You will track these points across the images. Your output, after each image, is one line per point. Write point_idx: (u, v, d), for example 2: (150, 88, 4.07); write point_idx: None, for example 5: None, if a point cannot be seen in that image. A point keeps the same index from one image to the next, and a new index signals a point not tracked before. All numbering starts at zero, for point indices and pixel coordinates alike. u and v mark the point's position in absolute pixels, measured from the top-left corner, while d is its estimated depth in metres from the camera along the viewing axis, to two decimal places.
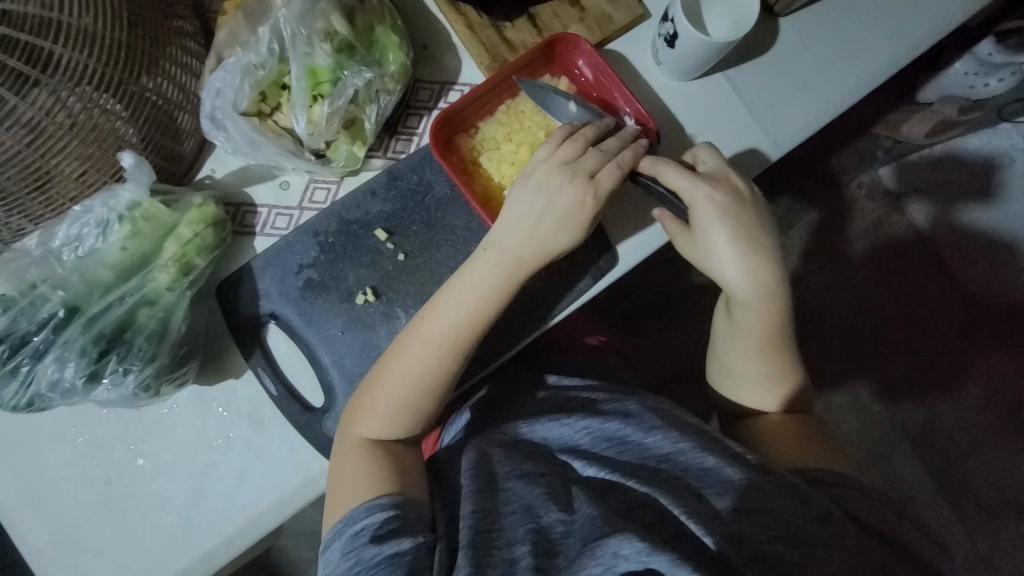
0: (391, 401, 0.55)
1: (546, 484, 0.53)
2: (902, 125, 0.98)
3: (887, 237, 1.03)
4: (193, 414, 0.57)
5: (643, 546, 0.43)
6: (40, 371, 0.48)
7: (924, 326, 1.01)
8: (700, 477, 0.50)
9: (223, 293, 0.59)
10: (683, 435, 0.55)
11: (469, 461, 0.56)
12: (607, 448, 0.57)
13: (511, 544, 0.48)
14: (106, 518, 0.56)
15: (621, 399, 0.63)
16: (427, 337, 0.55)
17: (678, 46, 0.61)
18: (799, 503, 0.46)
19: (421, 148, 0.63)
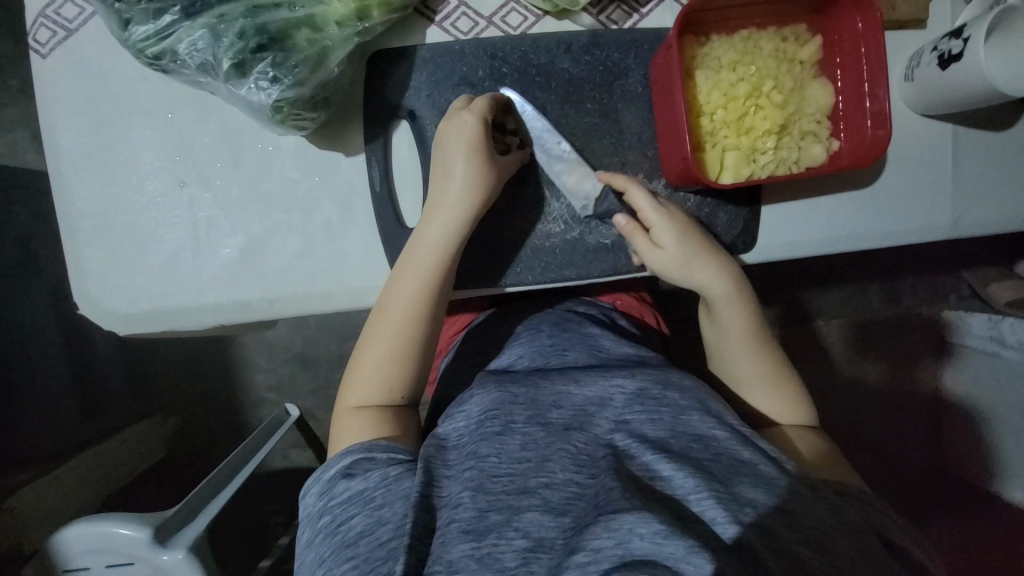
0: (397, 311, 0.54)
1: (567, 442, 0.52)
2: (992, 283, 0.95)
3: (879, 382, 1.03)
4: (288, 166, 0.53)
5: (660, 529, 0.42)
6: (189, 30, 0.42)
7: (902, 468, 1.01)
8: (735, 465, 0.49)
9: (377, 62, 0.53)
10: (719, 421, 0.53)
11: (487, 400, 0.55)
12: (638, 412, 0.54)
13: (520, 493, 0.48)
14: (161, 217, 0.53)
15: (665, 369, 0.59)
16: (426, 240, 0.52)
17: (952, 70, 0.55)
18: (827, 511, 0.47)
19: (638, 29, 0.56)
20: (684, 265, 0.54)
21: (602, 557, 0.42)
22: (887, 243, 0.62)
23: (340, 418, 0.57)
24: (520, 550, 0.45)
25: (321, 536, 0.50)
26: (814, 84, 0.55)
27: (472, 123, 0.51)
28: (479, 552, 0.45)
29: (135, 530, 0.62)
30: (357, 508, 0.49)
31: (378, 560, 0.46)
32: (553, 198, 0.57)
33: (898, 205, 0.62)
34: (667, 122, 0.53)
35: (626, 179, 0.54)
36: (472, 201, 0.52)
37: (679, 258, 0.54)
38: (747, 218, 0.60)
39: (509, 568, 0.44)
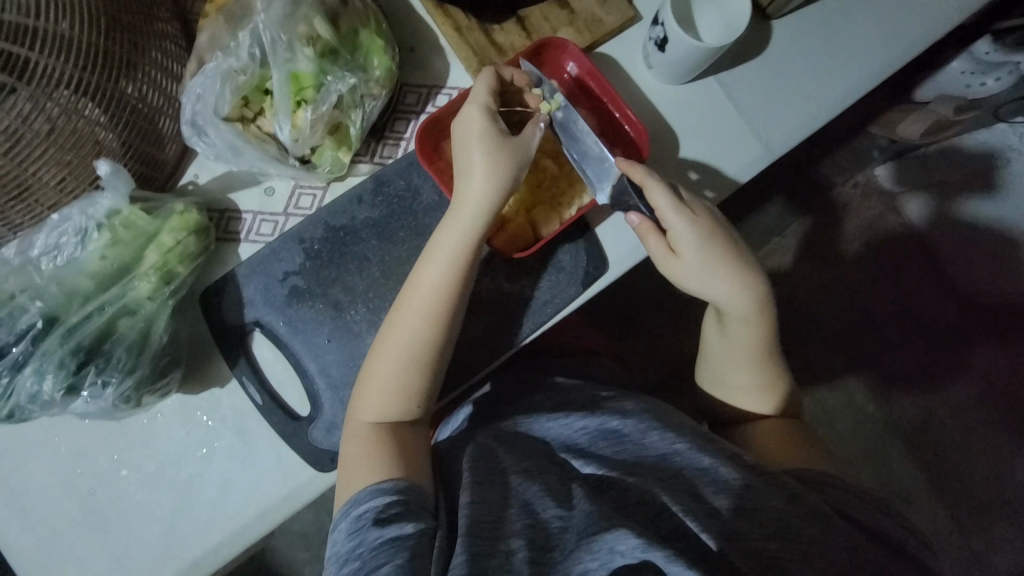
0: (387, 381, 0.55)
1: (544, 481, 0.53)
2: (898, 125, 0.95)
3: (883, 237, 1.03)
4: (176, 424, 0.57)
5: (638, 542, 0.44)
6: (19, 383, 0.47)
7: (919, 327, 1.01)
8: (698, 476, 0.50)
9: (207, 301, 0.58)
10: (677, 434, 0.55)
11: (468, 457, 0.56)
12: (602, 445, 0.57)
13: (508, 537, 0.47)
14: (90, 529, 0.55)
15: (620, 401, 0.62)
16: (412, 303, 0.55)
17: (668, 51, 0.61)
18: (786, 494, 0.48)
19: (409, 153, 0.62)
20: (699, 278, 0.57)
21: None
22: (720, 195, 0.66)
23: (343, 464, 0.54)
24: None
25: None
26: None
27: (478, 124, 0.55)
28: None
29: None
30: (387, 558, 0.45)
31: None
32: None
33: (710, 161, 0.66)
34: None
35: (644, 174, 0.55)
36: (461, 248, 0.55)
37: (702, 260, 0.57)
38: (588, 245, 0.62)
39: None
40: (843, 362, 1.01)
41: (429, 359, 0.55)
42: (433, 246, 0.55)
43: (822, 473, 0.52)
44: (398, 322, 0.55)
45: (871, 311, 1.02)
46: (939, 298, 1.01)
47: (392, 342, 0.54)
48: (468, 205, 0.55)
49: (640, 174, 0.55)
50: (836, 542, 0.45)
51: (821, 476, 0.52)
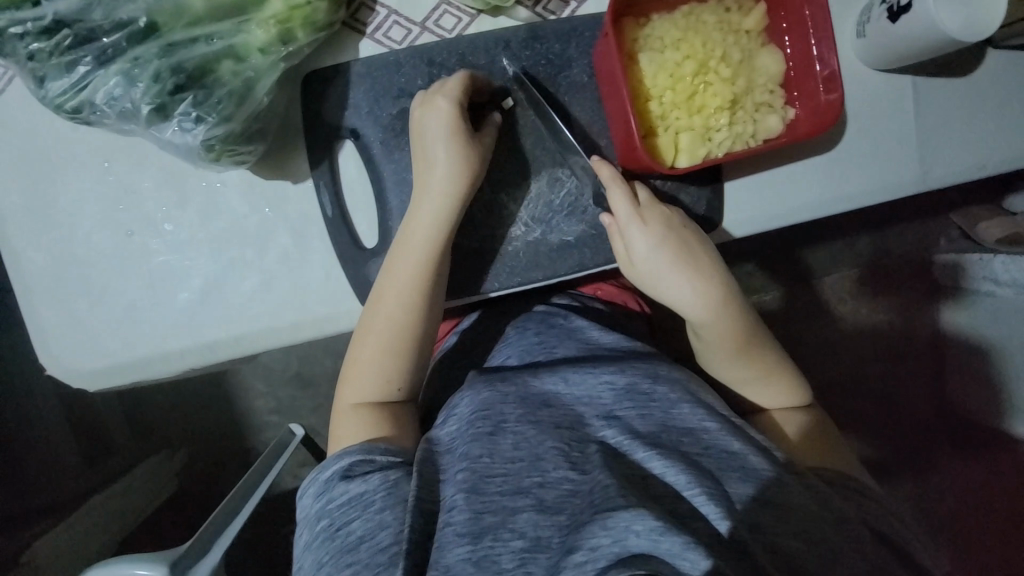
0: (384, 319, 0.52)
1: (556, 436, 0.49)
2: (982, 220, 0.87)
3: (905, 326, 1.00)
4: (237, 201, 0.52)
5: (656, 525, 0.40)
6: (103, 79, 0.41)
7: (893, 410, 0.99)
8: (723, 459, 0.48)
9: (311, 85, 0.51)
10: (710, 412, 0.51)
11: (477, 400, 0.52)
12: (628, 407, 0.52)
13: (514, 493, 0.45)
14: (116, 270, 0.52)
15: (652, 361, 0.58)
16: (409, 250, 0.51)
17: (902, 21, 0.53)
18: (817, 502, 0.45)
19: (576, 18, 0.55)
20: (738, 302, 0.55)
21: (598, 555, 0.39)
22: (858, 203, 0.61)
23: (338, 422, 0.54)
24: (518, 551, 0.43)
25: (320, 539, 0.47)
26: (764, 54, 0.54)
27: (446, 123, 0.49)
28: (476, 554, 0.42)
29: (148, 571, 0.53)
30: (357, 512, 0.46)
31: (379, 565, 0.43)
32: (517, 202, 0.56)
33: (864, 165, 0.61)
34: (617, 111, 0.52)
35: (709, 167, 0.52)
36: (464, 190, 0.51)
37: (659, 263, 0.53)
38: (711, 197, 0.59)
39: (507, 569, 0.42)
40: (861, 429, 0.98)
41: (398, 321, 0.52)
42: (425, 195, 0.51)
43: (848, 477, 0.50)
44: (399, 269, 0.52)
45: (893, 397, 0.99)
46: (919, 392, 0.98)
47: (371, 319, 0.53)
48: (438, 189, 0.51)
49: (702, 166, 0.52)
50: (862, 558, 0.42)
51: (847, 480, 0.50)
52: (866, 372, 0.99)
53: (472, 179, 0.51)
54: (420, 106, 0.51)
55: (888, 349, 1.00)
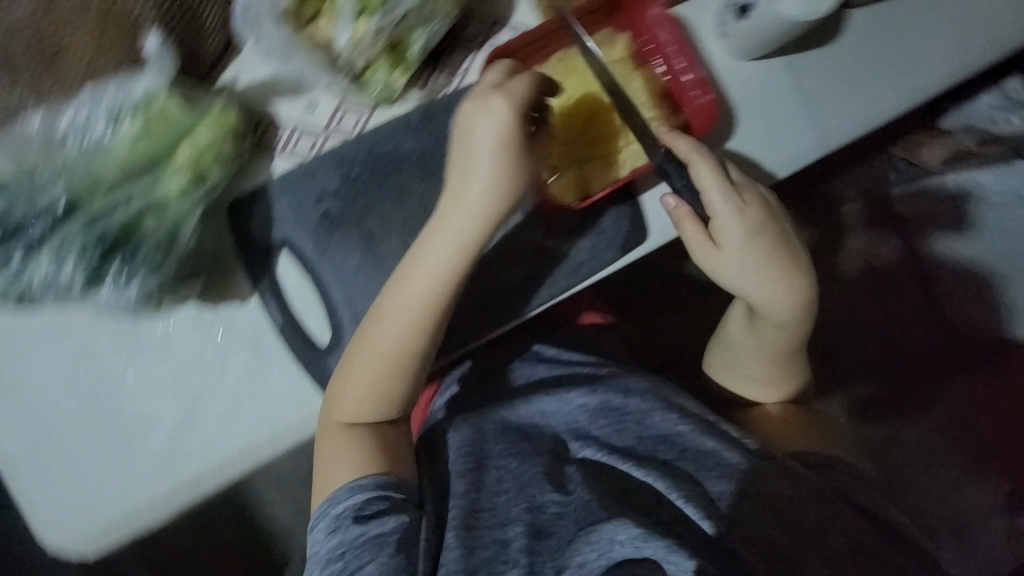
0: (386, 354, 0.51)
1: (540, 464, 0.54)
2: (921, 148, 0.86)
3: (884, 258, 0.86)
4: (190, 335, 0.54)
5: (639, 532, 0.44)
6: (37, 264, 0.45)
7: (895, 357, 0.83)
8: (699, 459, 0.50)
9: (236, 211, 0.55)
10: (681, 415, 0.54)
11: (462, 441, 0.56)
12: (604, 425, 0.56)
13: (504, 524, 0.50)
14: (89, 431, 0.53)
15: (624, 374, 0.60)
16: (417, 277, 0.50)
17: (751, 18, 0.59)
18: (794, 479, 0.47)
19: (463, 87, 0.59)
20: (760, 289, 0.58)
21: (587, 570, 0.45)
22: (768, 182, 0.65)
23: (323, 445, 0.52)
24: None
25: None
26: (637, 78, 0.59)
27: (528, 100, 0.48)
28: None
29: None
30: (372, 554, 0.45)
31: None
32: None
33: (765, 146, 0.65)
34: None
35: (690, 147, 0.55)
36: (477, 222, 0.50)
37: (750, 261, 0.57)
38: (632, 213, 0.60)
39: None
40: (868, 390, 0.84)
41: (407, 351, 0.51)
42: (443, 220, 0.50)
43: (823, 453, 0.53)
44: (402, 297, 0.51)
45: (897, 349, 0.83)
46: (918, 325, 0.82)
47: (361, 355, 0.51)
48: (460, 212, 0.50)
49: (686, 148, 0.55)
50: (840, 534, 0.45)
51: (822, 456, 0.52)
52: (836, 327, 0.86)
53: (494, 213, 0.50)
54: (473, 104, 0.48)
55: (867, 290, 0.87)
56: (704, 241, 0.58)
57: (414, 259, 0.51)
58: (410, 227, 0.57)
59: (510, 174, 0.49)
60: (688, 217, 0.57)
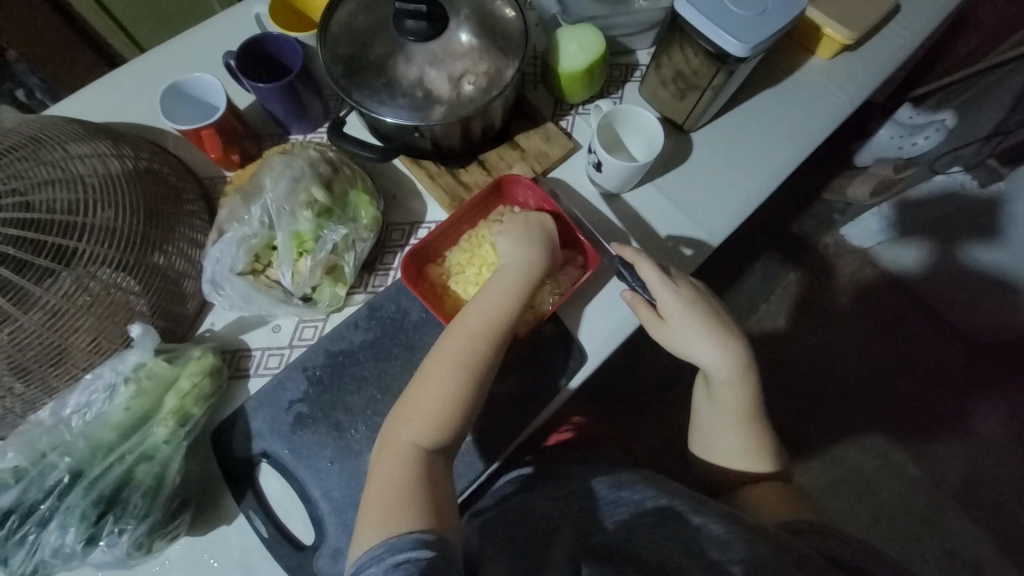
0: (436, 403, 0.57)
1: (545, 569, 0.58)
2: (847, 187, 1.30)
3: (866, 293, 1.30)
4: (184, 570, 0.57)
5: None
6: (44, 539, 0.51)
7: (866, 369, 1.26)
8: (694, 534, 0.56)
9: (218, 438, 0.62)
10: (671, 496, 0.61)
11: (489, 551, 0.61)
12: (612, 519, 0.62)
13: None
14: None
15: (614, 473, 0.68)
16: (467, 332, 0.59)
17: (604, 170, 0.73)
18: (779, 548, 0.52)
19: (396, 280, 0.71)
20: (708, 358, 0.65)
21: None
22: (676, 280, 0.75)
23: (378, 464, 0.55)
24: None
25: None
26: None
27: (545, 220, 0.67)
28: None
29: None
30: None
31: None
32: None
33: (658, 255, 0.76)
34: None
35: (634, 254, 0.66)
36: (512, 288, 0.62)
37: (688, 325, 0.65)
38: (564, 340, 0.69)
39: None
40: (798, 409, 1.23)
41: (452, 409, 0.56)
42: (490, 285, 0.62)
43: (809, 520, 0.58)
44: (447, 352, 0.59)
45: (884, 368, 1.25)
46: (946, 343, 1.26)
47: (412, 406, 0.57)
48: (502, 274, 0.63)
49: (631, 254, 0.66)
50: None
51: (809, 523, 0.58)
52: (867, 362, 1.26)
53: (523, 284, 0.62)
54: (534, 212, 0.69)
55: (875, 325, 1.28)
56: (654, 319, 0.67)
57: (453, 338, 0.59)
58: (372, 408, 0.64)
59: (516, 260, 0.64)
60: (639, 303, 0.67)
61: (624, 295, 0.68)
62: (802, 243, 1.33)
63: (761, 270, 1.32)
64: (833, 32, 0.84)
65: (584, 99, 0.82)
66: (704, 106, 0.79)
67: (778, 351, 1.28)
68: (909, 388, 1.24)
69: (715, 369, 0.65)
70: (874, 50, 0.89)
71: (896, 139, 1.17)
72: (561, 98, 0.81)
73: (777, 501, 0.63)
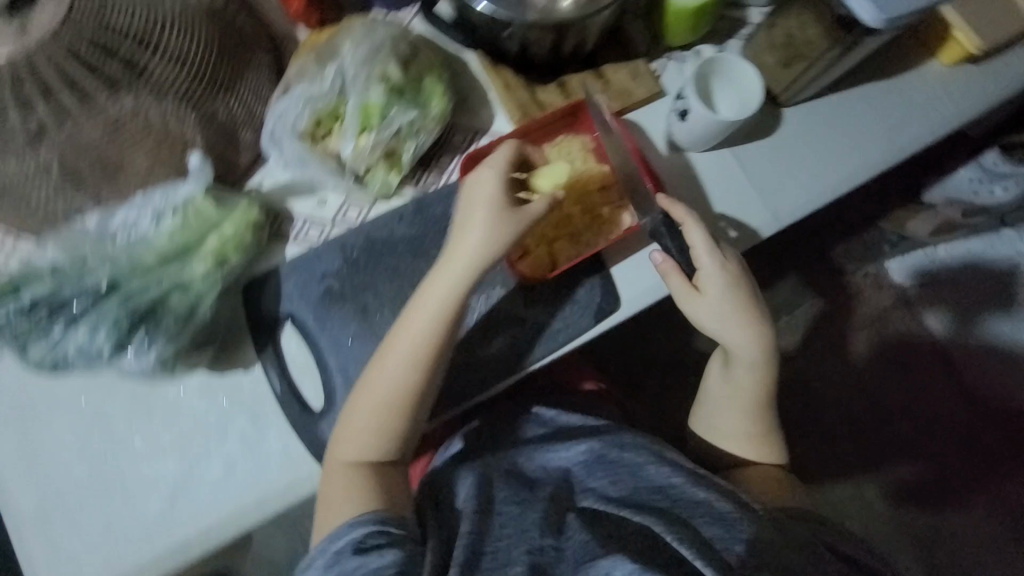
0: (371, 417, 0.57)
1: (540, 510, 0.60)
2: (906, 221, 1.24)
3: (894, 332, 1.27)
4: (197, 401, 0.59)
5: (633, 568, 0.51)
6: (72, 336, 0.53)
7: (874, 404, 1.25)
8: (691, 506, 0.57)
9: (249, 290, 0.63)
10: (676, 470, 0.61)
11: (472, 484, 0.63)
12: (601, 478, 0.63)
13: (506, 564, 0.55)
14: (92, 496, 0.57)
15: (619, 431, 0.68)
16: (403, 347, 0.57)
17: (689, 120, 0.69)
18: (782, 534, 0.53)
19: (450, 183, 0.69)
20: (732, 330, 0.65)
21: None
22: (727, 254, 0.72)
23: (326, 479, 0.57)
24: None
25: None
26: (598, 168, 0.69)
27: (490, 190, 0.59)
28: None
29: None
30: None
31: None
32: None
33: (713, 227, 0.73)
34: None
35: (685, 212, 0.63)
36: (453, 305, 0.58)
37: (721, 312, 0.64)
38: (603, 283, 0.68)
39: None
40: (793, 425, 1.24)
41: (392, 424, 0.57)
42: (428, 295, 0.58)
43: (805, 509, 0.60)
44: (384, 366, 0.57)
45: (889, 407, 1.25)
46: (958, 395, 1.24)
47: (355, 413, 0.57)
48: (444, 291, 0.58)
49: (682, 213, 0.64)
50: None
51: (805, 512, 0.59)
52: (874, 397, 1.25)
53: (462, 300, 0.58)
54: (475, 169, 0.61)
55: (894, 363, 1.26)
56: (689, 290, 0.64)
57: (388, 356, 0.57)
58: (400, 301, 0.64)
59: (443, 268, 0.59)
60: (675, 272, 0.65)
61: (658, 258, 0.65)
62: (846, 263, 1.28)
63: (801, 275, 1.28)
64: (963, 37, 0.77)
65: (683, 43, 0.76)
66: (806, 83, 0.74)
67: (790, 363, 1.26)
68: (910, 432, 1.23)
69: (742, 348, 0.65)
70: (1004, 67, 0.81)
71: (975, 183, 1.15)
72: (659, 37, 0.76)
73: (772, 485, 0.64)
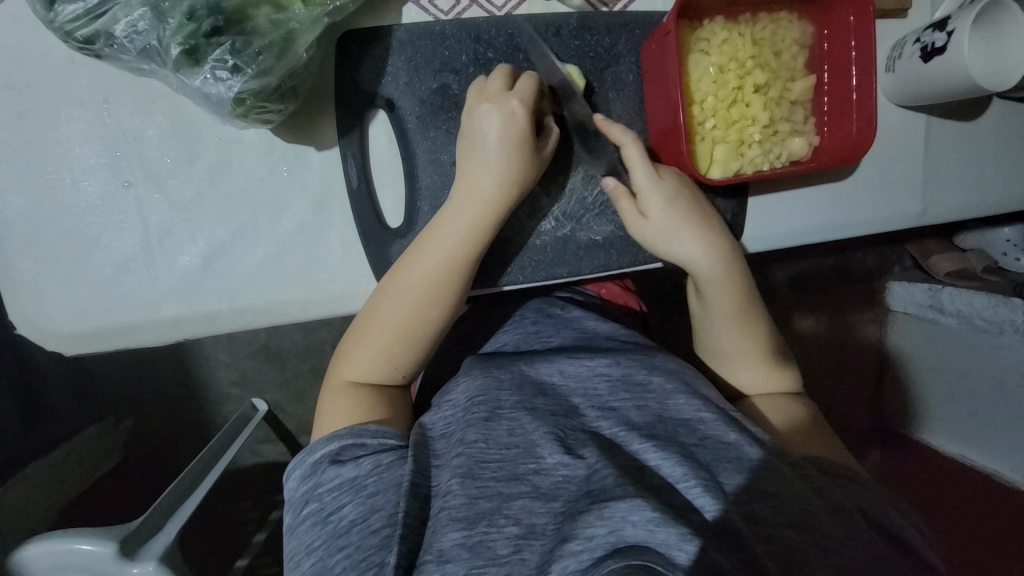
0: (388, 325, 0.49)
1: (552, 423, 0.45)
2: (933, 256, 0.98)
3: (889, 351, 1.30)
4: (255, 161, 0.48)
5: (654, 515, 0.36)
6: (127, 12, 0.36)
7: None
8: (716, 449, 0.44)
9: (350, 49, 0.48)
10: (705, 402, 0.47)
11: (475, 385, 0.48)
12: (624, 399, 0.48)
13: (511, 480, 0.41)
14: (103, 223, 0.47)
15: (650, 351, 0.54)
16: (432, 245, 0.48)
17: (933, 63, 0.55)
18: (816, 495, 0.42)
19: (628, 11, 0.53)
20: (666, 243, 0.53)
21: (594, 545, 0.35)
22: (862, 232, 0.64)
23: (324, 399, 0.50)
24: (512, 537, 0.38)
25: (308, 524, 0.43)
26: (803, 77, 0.54)
27: (508, 121, 0.47)
28: (471, 540, 0.38)
29: (95, 547, 0.48)
30: (348, 498, 0.43)
31: (371, 549, 0.40)
32: (545, 194, 0.54)
33: (872, 201, 0.63)
34: (661, 108, 0.51)
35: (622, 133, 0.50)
36: (479, 203, 0.48)
37: (671, 220, 0.52)
38: (734, 211, 0.60)
39: (501, 556, 0.38)
40: None
41: (416, 332, 0.49)
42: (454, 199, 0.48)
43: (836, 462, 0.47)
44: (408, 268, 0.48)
45: None
46: None
47: (376, 319, 0.49)
48: (482, 188, 0.48)
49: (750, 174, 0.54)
50: (861, 546, 0.39)
51: (834, 464, 0.47)
52: None
53: (518, 189, 0.48)
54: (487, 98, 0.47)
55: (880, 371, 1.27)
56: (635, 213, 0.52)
57: (413, 254, 0.48)
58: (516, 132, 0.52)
59: (516, 190, 0.48)
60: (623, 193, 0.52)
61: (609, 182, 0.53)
62: None
63: (824, 275, 1.05)
64: None
65: None
66: None
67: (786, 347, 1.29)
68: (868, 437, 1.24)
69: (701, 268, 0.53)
70: None
71: (1011, 244, 0.90)
72: None
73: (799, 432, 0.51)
